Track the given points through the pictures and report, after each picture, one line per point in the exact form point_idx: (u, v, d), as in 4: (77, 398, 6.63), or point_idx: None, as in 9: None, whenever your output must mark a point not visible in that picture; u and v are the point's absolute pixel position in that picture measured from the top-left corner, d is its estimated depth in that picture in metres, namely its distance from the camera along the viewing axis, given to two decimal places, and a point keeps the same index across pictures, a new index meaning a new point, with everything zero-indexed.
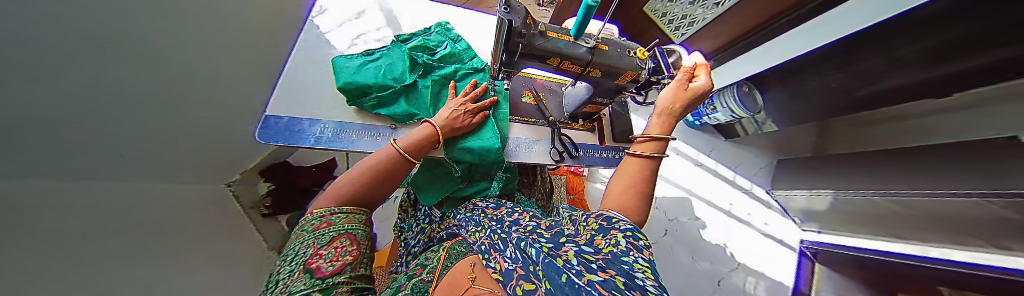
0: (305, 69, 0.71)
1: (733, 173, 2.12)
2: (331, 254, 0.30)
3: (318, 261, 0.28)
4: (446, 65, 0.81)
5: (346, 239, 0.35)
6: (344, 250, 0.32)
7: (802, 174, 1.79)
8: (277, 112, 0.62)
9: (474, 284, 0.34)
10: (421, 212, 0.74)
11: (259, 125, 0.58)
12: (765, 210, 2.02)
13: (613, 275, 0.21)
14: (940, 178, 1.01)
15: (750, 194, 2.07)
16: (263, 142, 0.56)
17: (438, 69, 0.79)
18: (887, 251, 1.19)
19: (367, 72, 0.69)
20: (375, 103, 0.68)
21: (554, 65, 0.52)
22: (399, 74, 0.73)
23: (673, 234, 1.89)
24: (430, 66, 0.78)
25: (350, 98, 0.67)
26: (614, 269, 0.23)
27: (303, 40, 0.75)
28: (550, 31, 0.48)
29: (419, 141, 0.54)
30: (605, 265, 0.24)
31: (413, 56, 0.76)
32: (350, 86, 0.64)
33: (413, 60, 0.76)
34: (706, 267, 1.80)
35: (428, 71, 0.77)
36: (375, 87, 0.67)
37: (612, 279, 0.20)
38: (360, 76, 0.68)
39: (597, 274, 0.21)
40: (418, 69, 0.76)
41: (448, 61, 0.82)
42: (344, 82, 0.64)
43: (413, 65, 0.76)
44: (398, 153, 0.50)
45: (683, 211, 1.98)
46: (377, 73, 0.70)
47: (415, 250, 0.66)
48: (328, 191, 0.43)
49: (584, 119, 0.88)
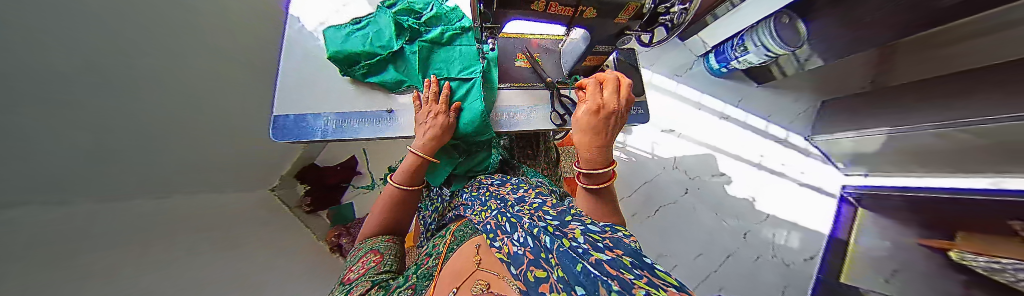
0: (298, 63, 0.71)
1: (766, 123, 1.92)
2: (358, 268, 0.46)
3: (350, 274, 0.44)
4: (433, 28, 0.77)
5: (370, 253, 0.51)
6: (368, 261, 0.48)
7: (853, 112, 1.56)
8: (283, 112, 0.65)
9: (480, 267, 0.38)
10: (433, 193, 0.77)
11: (272, 125, 0.63)
12: (802, 159, 1.87)
13: (620, 255, 0.21)
14: None
15: (785, 144, 1.89)
16: (280, 140, 0.62)
17: (425, 33, 0.75)
18: (952, 188, 1.07)
19: (354, 40, 0.70)
20: (366, 71, 0.69)
21: (542, 11, 0.46)
22: (386, 41, 0.71)
23: (695, 192, 1.83)
24: (417, 30, 0.74)
25: (342, 68, 0.69)
26: (623, 248, 0.23)
27: (290, 33, 0.75)
28: None
29: (411, 173, 0.59)
30: (612, 244, 0.25)
31: (399, 21, 0.72)
32: (340, 55, 0.66)
33: (399, 24, 0.73)
34: (733, 224, 1.75)
35: (416, 36, 0.74)
36: (364, 55, 0.67)
37: (618, 258, 0.20)
38: (349, 45, 0.68)
39: (604, 252, 0.21)
40: (405, 34, 0.73)
41: (435, 24, 0.77)
42: (334, 51, 0.65)
43: (400, 29, 0.73)
44: (399, 189, 0.59)
45: (707, 169, 1.87)
46: (364, 41, 0.70)
47: (430, 228, 0.71)
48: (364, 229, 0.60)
49: (586, 75, 0.80)
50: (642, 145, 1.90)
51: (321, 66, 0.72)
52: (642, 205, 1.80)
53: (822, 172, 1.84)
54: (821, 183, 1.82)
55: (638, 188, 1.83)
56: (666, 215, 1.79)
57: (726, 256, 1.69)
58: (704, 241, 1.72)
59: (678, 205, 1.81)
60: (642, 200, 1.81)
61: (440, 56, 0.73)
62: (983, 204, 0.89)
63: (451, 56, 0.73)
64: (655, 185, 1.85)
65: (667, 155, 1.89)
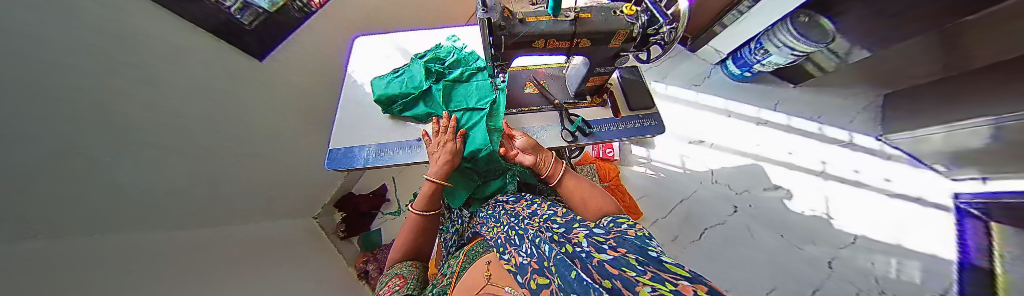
0: (349, 107, 0.87)
1: (817, 125, 1.69)
2: (386, 292, 0.50)
3: None
4: (454, 69, 0.90)
5: (396, 279, 0.55)
6: (394, 285, 0.52)
7: (932, 102, 1.31)
8: (336, 145, 0.77)
9: (490, 281, 0.39)
10: (453, 214, 0.80)
11: (326, 157, 0.75)
12: (878, 162, 1.56)
13: (624, 254, 0.24)
14: None
15: (851, 147, 1.62)
16: (331, 169, 0.73)
17: (448, 74, 0.88)
18: None
19: (393, 85, 0.84)
20: (401, 108, 0.82)
21: (543, 47, 0.54)
22: (418, 82, 0.84)
23: (747, 210, 1.58)
24: (442, 73, 0.87)
25: (384, 106, 0.82)
26: (625, 246, 0.26)
27: (346, 86, 0.94)
28: (529, 16, 0.49)
29: (426, 199, 0.63)
30: (615, 244, 0.28)
31: (428, 66, 0.86)
32: (383, 97, 0.79)
33: (428, 70, 0.87)
34: (806, 248, 1.44)
35: (441, 77, 0.87)
36: (400, 95, 0.80)
37: (622, 257, 0.23)
38: (389, 88, 0.82)
39: (606, 253, 0.24)
40: (433, 76, 0.86)
41: (456, 66, 0.91)
42: (378, 94, 0.79)
43: (429, 73, 0.87)
44: (417, 214, 0.64)
45: (754, 181, 1.65)
46: (401, 85, 0.83)
47: (450, 250, 0.73)
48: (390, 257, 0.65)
49: (592, 94, 0.84)
50: (669, 159, 1.77)
51: (367, 107, 0.87)
52: (681, 227, 1.60)
53: (913, 177, 1.50)
54: (917, 190, 1.47)
55: (673, 207, 1.66)
56: (714, 237, 1.55)
57: (810, 291, 1.35)
58: (773, 270, 1.41)
59: (727, 226, 1.57)
60: (681, 221, 1.62)
61: (460, 91, 0.84)
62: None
63: (470, 90, 0.84)
64: (693, 203, 1.66)
65: (701, 167, 1.73)
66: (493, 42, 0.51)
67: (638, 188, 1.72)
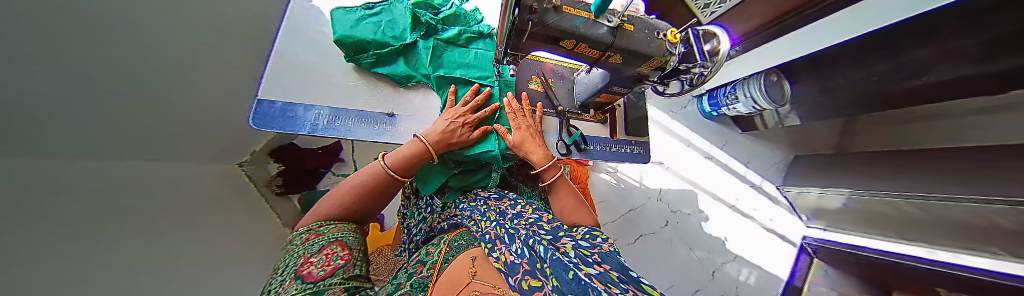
0: (294, 50, 0.67)
1: (744, 168, 2.05)
2: (321, 261, 0.35)
3: (309, 267, 0.33)
4: (449, 27, 0.77)
5: (337, 246, 0.40)
6: (336, 255, 0.38)
7: (822, 171, 1.70)
8: (269, 97, 0.59)
9: (475, 278, 0.38)
10: (422, 201, 0.74)
11: (252, 110, 0.55)
12: (773, 207, 1.99)
13: (608, 270, 0.25)
14: (976, 184, 0.94)
15: (759, 190, 2.02)
16: (259, 128, 0.55)
17: (441, 31, 0.74)
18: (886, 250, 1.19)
19: (365, 27, 0.66)
20: (374, 61, 0.67)
21: (569, 48, 0.47)
22: (399, 32, 0.70)
23: (674, 225, 1.90)
24: (433, 26, 0.72)
25: (348, 54, 0.66)
26: (610, 262, 0.28)
27: (290, 15, 0.70)
28: (566, 5, 0.40)
29: (409, 161, 0.55)
30: (600, 259, 0.29)
31: (417, 14, 0.71)
32: (349, 41, 0.62)
33: (416, 18, 0.71)
34: (701, 256, 1.83)
35: (431, 32, 0.73)
36: (374, 44, 0.65)
37: (606, 272, 0.24)
38: (359, 31, 0.65)
39: (592, 267, 0.25)
40: (420, 29, 0.72)
41: (453, 23, 0.77)
42: (341, 36, 0.61)
43: (416, 23, 0.71)
44: (387, 172, 0.53)
45: (688, 204, 1.95)
46: (376, 30, 0.67)
47: (416, 239, 0.68)
48: (319, 209, 0.49)
49: (596, 109, 0.83)
50: (631, 173, 1.96)
51: (326, 54, 0.70)
52: (623, 231, 1.83)
53: (787, 221, 1.96)
54: (786, 231, 1.93)
55: (623, 214, 1.88)
56: (646, 243, 1.83)
57: (694, 290, 1.75)
58: (677, 272, 1.77)
59: (656, 236, 1.86)
60: (624, 226, 1.85)
61: (453, 55, 0.71)
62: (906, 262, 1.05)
63: (467, 58, 0.72)
64: (638, 213, 1.90)
65: (654, 186, 1.96)
66: (515, 20, 0.40)
67: (599, 193, 1.89)
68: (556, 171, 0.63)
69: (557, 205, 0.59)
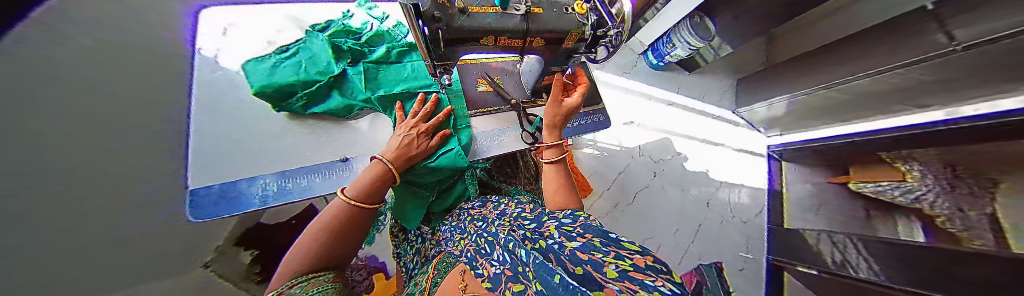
0: (220, 136, 0.72)
1: (701, 104, 2.24)
2: None
3: None
4: (376, 47, 0.83)
5: None
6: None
7: (760, 86, 1.92)
8: (201, 186, 0.63)
9: (463, 295, 0.32)
10: (410, 235, 0.72)
11: (187, 204, 0.60)
12: (734, 129, 2.20)
13: (590, 239, 0.25)
14: (867, 61, 1.12)
15: (719, 118, 2.22)
16: (198, 219, 0.58)
17: (370, 53, 0.80)
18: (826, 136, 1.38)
19: (286, 72, 0.80)
20: (304, 102, 0.78)
21: (492, 44, 0.48)
22: (323, 67, 0.81)
23: (662, 174, 2.02)
24: (356, 52, 0.83)
25: (278, 104, 0.77)
26: (591, 231, 0.27)
27: (206, 103, 0.76)
28: (471, 5, 0.41)
29: (371, 186, 0.50)
30: (582, 229, 0.29)
31: (336, 45, 0.83)
32: (273, 89, 0.74)
33: (338, 48, 0.84)
34: (694, 193, 1.97)
35: (357, 57, 0.83)
36: (298, 84, 0.77)
37: (588, 241, 0.24)
38: (280, 76, 0.78)
39: (576, 240, 0.25)
40: (346, 57, 0.83)
41: (378, 43, 0.85)
42: (267, 87, 0.74)
43: (338, 54, 0.83)
44: (348, 203, 0.46)
45: (666, 151, 2.09)
46: (300, 70, 0.80)
47: (413, 274, 0.65)
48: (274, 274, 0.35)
49: (548, 92, 0.85)
50: (610, 139, 2.06)
51: (262, 130, 0.76)
52: (620, 195, 1.92)
53: (750, 137, 2.17)
54: (753, 146, 2.13)
55: (614, 179, 1.97)
56: (643, 199, 1.93)
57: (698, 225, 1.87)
58: (677, 216, 1.89)
59: (650, 189, 1.97)
60: (619, 190, 1.94)
61: (386, 72, 0.77)
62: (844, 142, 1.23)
63: (400, 72, 0.77)
64: (628, 174, 2.00)
65: (633, 144, 2.08)
66: (427, 33, 0.41)
67: (587, 168, 1.96)
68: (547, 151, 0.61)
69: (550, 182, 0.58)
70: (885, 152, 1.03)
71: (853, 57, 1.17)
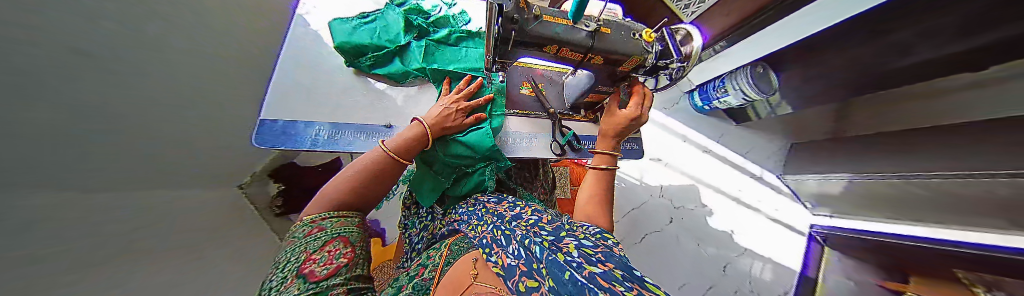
0: (297, 70, 0.71)
1: (743, 159, 2.05)
2: (324, 258, 0.31)
3: (311, 265, 0.29)
4: (438, 29, 0.87)
5: (339, 242, 0.36)
6: (339, 253, 0.34)
7: (818, 156, 1.72)
8: (271, 116, 0.62)
9: (476, 281, 0.36)
10: (422, 210, 0.75)
11: (256, 129, 0.59)
12: (775, 196, 1.97)
13: (612, 268, 0.19)
14: (971, 158, 0.95)
15: (760, 180, 2.02)
16: (261, 146, 0.57)
17: (433, 33, 0.84)
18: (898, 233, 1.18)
19: (361, 33, 0.77)
20: (372, 63, 0.75)
21: (553, 53, 0.49)
22: (394, 36, 0.80)
23: (679, 222, 1.88)
24: (425, 29, 0.84)
25: (347, 58, 0.75)
26: (614, 262, 0.22)
27: (292, 37, 0.75)
28: (546, 14, 0.44)
29: (408, 144, 0.54)
30: (604, 258, 0.24)
31: (409, 19, 0.83)
32: (348, 46, 0.73)
33: (409, 22, 0.83)
34: (712, 252, 1.79)
35: (423, 34, 0.84)
36: (371, 47, 0.75)
37: (609, 271, 0.18)
38: (356, 37, 0.75)
39: (596, 266, 0.20)
40: (414, 31, 0.83)
41: (442, 25, 0.87)
42: (342, 42, 0.72)
43: (409, 27, 0.82)
44: (386, 153, 0.50)
45: (690, 199, 1.94)
46: (373, 34, 0.78)
47: (418, 248, 0.68)
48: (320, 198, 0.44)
49: (586, 109, 0.86)
50: (632, 171, 1.97)
51: (324, 70, 0.74)
52: (628, 231, 1.82)
53: (793, 210, 1.93)
54: (793, 220, 1.89)
55: (626, 213, 1.87)
56: (652, 242, 1.80)
57: (707, 287, 1.70)
58: (687, 271, 1.73)
59: (662, 233, 1.84)
60: (629, 225, 1.83)
61: (443, 52, 0.80)
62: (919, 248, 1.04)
63: (456, 54, 0.80)
64: (642, 211, 1.89)
65: (655, 182, 1.96)
66: (499, 32, 0.44)
67: None
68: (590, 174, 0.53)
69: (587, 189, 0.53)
70: (984, 272, 0.83)
71: (952, 150, 1.00)
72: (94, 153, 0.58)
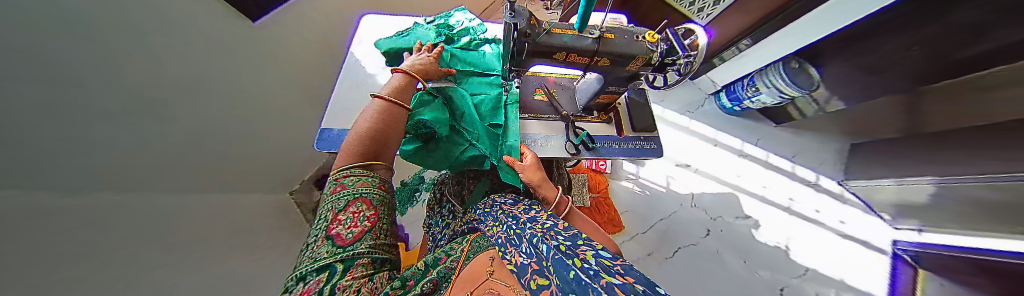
0: (350, 90, 0.85)
1: (790, 163, 1.83)
2: (348, 221, 0.35)
3: (337, 228, 0.34)
4: (461, 37, 0.97)
5: (361, 203, 0.38)
6: (362, 215, 0.37)
7: (889, 156, 1.46)
8: (330, 125, 0.74)
9: (491, 276, 0.39)
10: (445, 209, 0.80)
11: (319, 136, 0.71)
12: (837, 204, 1.70)
13: (632, 282, 0.20)
14: None
15: (815, 187, 1.76)
16: (321, 150, 0.69)
17: (456, 42, 0.95)
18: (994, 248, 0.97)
19: (402, 42, 0.89)
20: None
21: (562, 59, 0.54)
22: (427, 42, 0.90)
23: (717, 234, 1.69)
24: (451, 39, 0.94)
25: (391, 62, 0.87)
26: (635, 276, 0.22)
27: (347, 66, 0.92)
28: (555, 27, 0.49)
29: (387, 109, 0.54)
30: (624, 271, 0.24)
31: (438, 30, 0.93)
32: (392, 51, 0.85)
33: (437, 33, 0.93)
34: (763, 273, 1.54)
35: (449, 42, 0.94)
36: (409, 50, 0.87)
37: (630, 284, 0.19)
38: (399, 44, 0.88)
39: (617, 277, 0.21)
40: (442, 39, 0.93)
41: (463, 35, 0.97)
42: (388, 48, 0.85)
43: (438, 36, 0.93)
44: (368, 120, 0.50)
45: (728, 208, 1.75)
46: (411, 42, 0.89)
47: (441, 243, 0.71)
48: (344, 153, 0.46)
49: (599, 110, 0.87)
50: (656, 178, 1.87)
51: (365, 89, 0.87)
52: (657, 244, 1.67)
53: (865, 221, 1.63)
54: (867, 234, 1.59)
55: (654, 224, 1.74)
56: (687, 257, 1.63)
57: None
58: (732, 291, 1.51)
59: (698, 247, 1.65)
60: (658, 239, 1.69)
61: (466, 57, 0.91)
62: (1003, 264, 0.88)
63: (476, 59, 0.92)
64: (672, 223, 1.75)
65: (684, 190, 1.82)
66: (513, 46, 0.50)
67: (623, 203, 1.81)
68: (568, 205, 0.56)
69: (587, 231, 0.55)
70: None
71: None
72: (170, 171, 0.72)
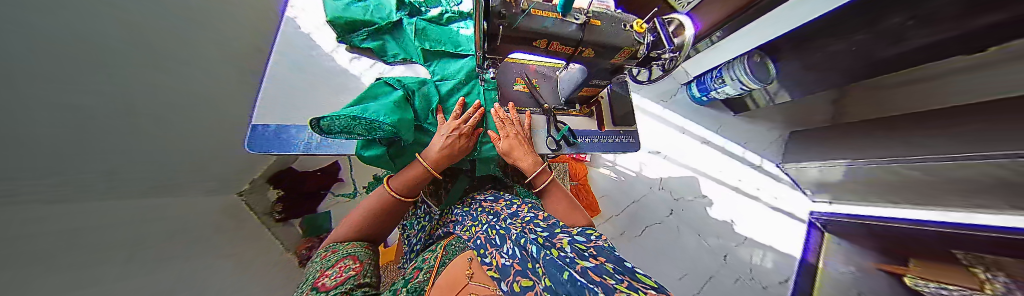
0: (290, 74, 0.71)
1: (742, 150, 2.05)
2: (335, 273, 0.36)
3: (323, 280, 0.35)
4: (431, 8, 0.87)
5: (349, 260, 0.41)
6: (348, 268, 0.39)
7: (817, 144, 1.71)
8: (264, 121, 0.62)
9: (472, 281, 0.37)
10: (421, 210, 0.74)
11: (247, 135, 0.59)
12: (774, 184, 1.97)
13: (602, 262, 0.25)
14: (949, 143, 0.97)
15: (759, 169, 2.02)
16: (254, 152, 0.57)
17: (422, 14, 0.85)
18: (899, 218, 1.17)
19: (354, 10, 0.78)
20: (365, 39, 0.79)
21: (543, 47, 0.49)
22: (386, 14, 0.82)
23: (679, 213, 1.88)
24: (416, 8, 0.84)
25: (341, 35, 0.78)
26: (605, 255, 0.27)
27: (281, 41, 0.75)
28: (535, 8, 0.43)
29: (410, 183, 0.56)
30: (596, 253, 0.28)
31: None
32: (341, 22, 0.75)
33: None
34: (712, 243, 1.80)
35: (414, 12, 0.85)
36: (363, 23, 0.78)
37: (601, 265, 0.25)
38: (350, 12, 0.77)
39: (588, 260, 0.26)
40: (405, 9, 0.83)
41: (432, 4, 0.88)
42: (335, 17, 0.74)
43: (400, 5, 0.83)
44: (393, 196, 0.55)
45: (689, 190, 1.95)
46: (365, 12, 0.79)
47: (416, 248, 0.67)
48: (341, 225, 0.52)
49: (581, 104, 0.85)
50: (630, 165, 1.98)
51: (319, 72, 0.75)
52: (628, 224, 1.82)
53: (792, 197, 1.94)
54: (793, 208, 1.90)
55: (626, 207, 1.88)
56: (653, 235, 1.81)
57: (708, 277, 1.71)
58: (688, 261, 1.74)
59: (662, 225, 1.84)
60: (629, 220, 1.84)
61: (435, 30, 0.81)
62: (913, 230, 1.06)
63: (446, 33, 0.82)
64: (642, 205, 1.90)
65: (654, 175, 1.97)
66: (488, 28, 0.43)
67: (600, 188, 1.91)
68: (549, 174, 0.62)
69: (551, 207, 0.60)
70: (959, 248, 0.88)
71: (947, 137, 1.00)
72: (139, 177, 0.65)
